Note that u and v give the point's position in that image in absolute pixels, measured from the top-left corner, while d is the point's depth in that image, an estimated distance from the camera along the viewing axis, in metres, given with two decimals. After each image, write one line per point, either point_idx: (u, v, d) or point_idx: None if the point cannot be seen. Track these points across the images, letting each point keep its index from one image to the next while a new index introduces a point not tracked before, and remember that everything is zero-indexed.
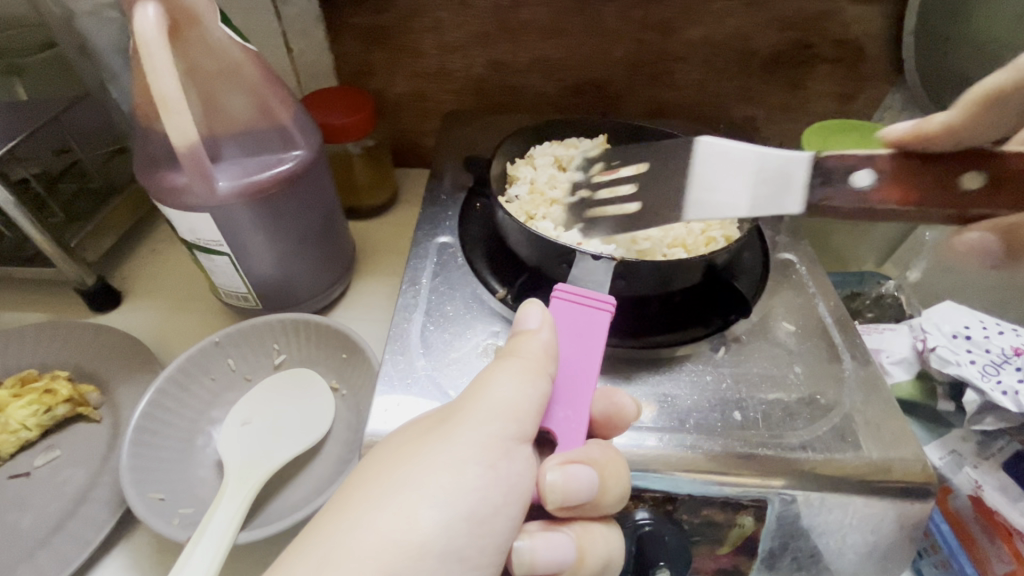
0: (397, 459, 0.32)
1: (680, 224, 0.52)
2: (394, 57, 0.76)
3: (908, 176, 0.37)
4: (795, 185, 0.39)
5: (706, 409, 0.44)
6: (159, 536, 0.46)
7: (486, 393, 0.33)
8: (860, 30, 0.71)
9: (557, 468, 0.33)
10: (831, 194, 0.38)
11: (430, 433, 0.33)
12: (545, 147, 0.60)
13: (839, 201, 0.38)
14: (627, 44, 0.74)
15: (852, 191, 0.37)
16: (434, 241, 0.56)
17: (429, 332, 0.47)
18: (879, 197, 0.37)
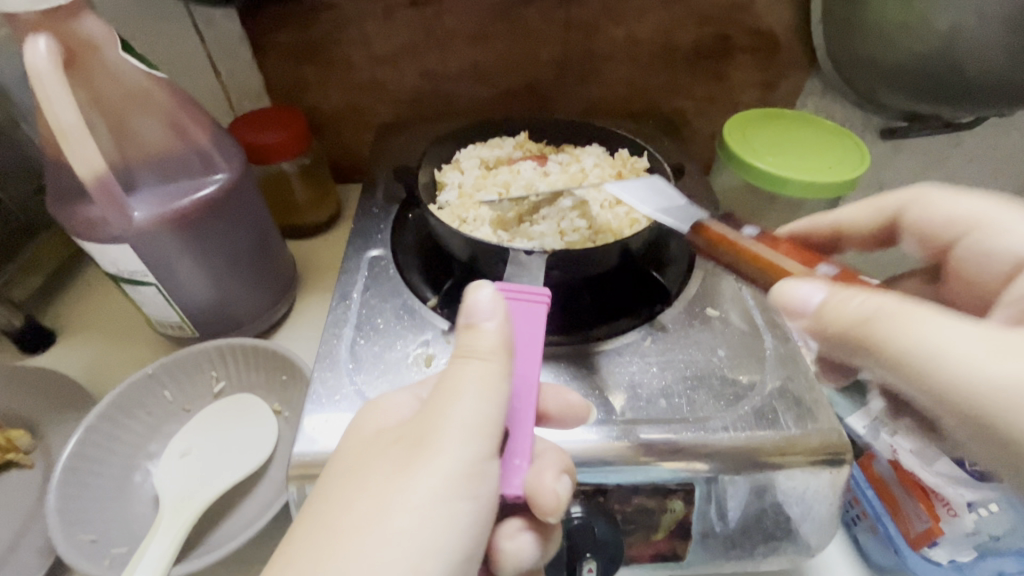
0: (372, 506, 0.31)
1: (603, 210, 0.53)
2: (324, 72, 0.76)
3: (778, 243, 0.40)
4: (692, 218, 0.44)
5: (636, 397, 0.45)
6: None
7: (453, 410, 0.33)
8: (772, 20, 0.74)
9: (557, 480, 0.35)
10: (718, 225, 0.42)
11: (397, 462, 0.32)
12: (469, 151, 0.59)
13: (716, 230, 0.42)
14: (553, 47, 0.75)
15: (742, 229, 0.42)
16: (366, 255, 0.56)
17: (359, 346, 0.47)
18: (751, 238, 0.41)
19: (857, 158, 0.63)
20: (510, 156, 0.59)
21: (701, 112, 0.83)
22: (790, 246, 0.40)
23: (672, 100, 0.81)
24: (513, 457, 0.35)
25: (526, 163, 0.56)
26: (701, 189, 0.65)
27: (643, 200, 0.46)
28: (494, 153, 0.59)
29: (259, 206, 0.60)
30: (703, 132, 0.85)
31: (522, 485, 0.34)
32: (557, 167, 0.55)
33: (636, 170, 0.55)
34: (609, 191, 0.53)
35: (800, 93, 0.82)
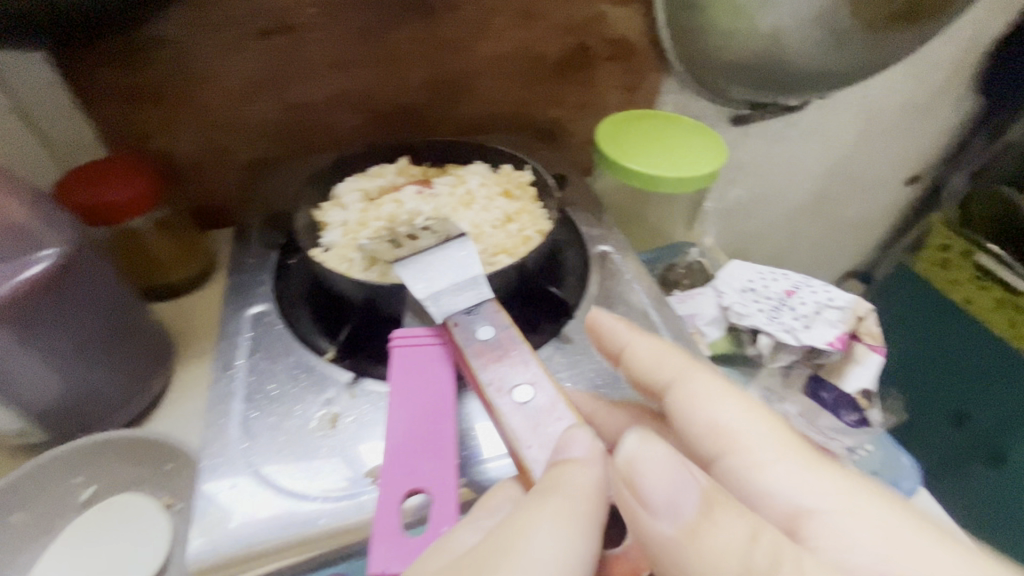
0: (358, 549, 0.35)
1: (493, 230, 0.51)
2: (170, 113, 0.68)
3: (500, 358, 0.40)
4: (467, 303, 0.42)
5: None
6: None
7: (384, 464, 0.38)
8: (625, 28, 0.78)
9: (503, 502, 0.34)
10: (462, 322, 0.42)
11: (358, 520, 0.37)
12: (348, 184, 0.55)
13: (460, 328, 0.41)
14: (421, 67, 0.74)
15: (472, 335, 0.41)
16: (247, 313, 0.51)
17: (253, 420, 0.43)
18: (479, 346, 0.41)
19: (715, 150, 0.69)
20: (393, 184, 0.56)
21: (575, 117, 0.86)
22: (494, 358, 0.40)
23: (545, 108, 0.83)
24: (436, 523, 0.35)
25: (410, 189, 0.54)
26: (587, 195, 0.67)
27: (435, 279, 0.44)
28: (377, 182, 0.56)
29: (108, 276, 0.52)
30: (580, 136, 0.88)
31: None
32: (442, 190, 0.53)
33: (521, 185, 0.54)
34: (497, 211, 0.52)
35: (660, 91, 0.88)
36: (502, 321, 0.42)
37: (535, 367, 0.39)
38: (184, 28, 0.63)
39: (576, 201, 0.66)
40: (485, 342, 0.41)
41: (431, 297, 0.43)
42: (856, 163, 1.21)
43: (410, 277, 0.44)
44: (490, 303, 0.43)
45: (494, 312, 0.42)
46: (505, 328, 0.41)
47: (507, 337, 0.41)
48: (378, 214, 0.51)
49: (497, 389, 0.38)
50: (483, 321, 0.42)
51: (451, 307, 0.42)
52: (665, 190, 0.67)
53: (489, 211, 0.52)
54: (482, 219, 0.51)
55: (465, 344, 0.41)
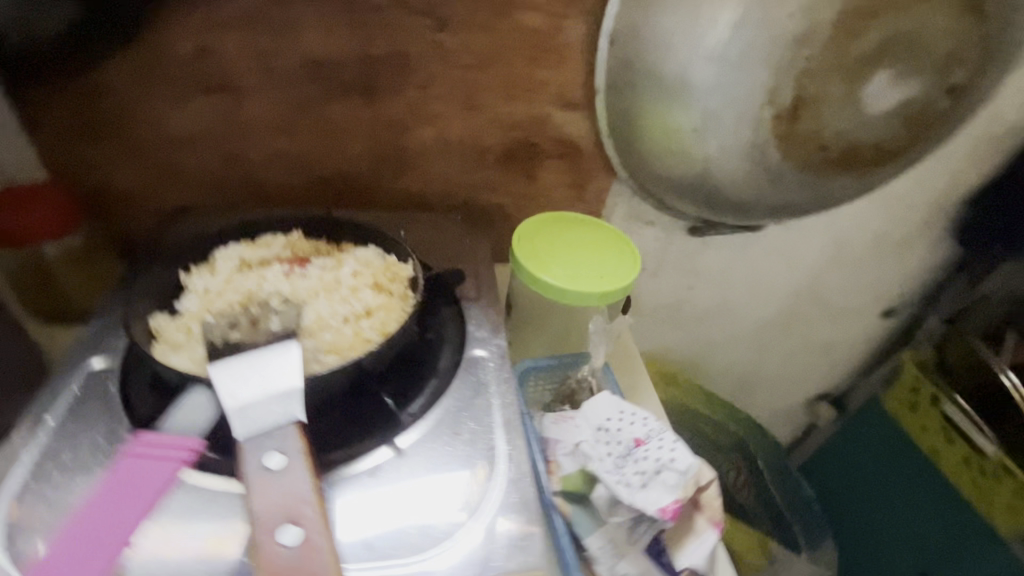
0: None
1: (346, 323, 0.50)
2: (109, 149, 0.70)
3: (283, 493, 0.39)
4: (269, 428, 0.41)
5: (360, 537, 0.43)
6: None
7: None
8: (572, 131, 0.79)
9: None
10: (254, 445, 0.40)
11: None
12: (228, 250, 0.55)
13: (251, 451, 0.40)
14: (362, 140, 0.76)
15: (262, 460, 0.40)
16: (88, 366, 0.50)
17: (32, 490, 0.42)
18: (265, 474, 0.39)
19: (630, 265, 0.68)
20: (274, 257, 0.56)
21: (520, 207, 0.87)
22: (276, 495, 0.39)
23: (489, 194, 0.84)
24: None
25: (282, 268, 0.53)
26: (490, 292, 0.67)
27: (251, 389, 0.42)
28: (261, 253, 0.56)
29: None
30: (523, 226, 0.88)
31: None
32: (311, 274, 0.53)
33: (394, 279, 0.54)
34: (358, 303, 0.51)
35: (608, 194, 0.88)
36: (296, 448, 0.41)
37: (314, 507, 0.38)
38: (132, 78, 0.66)
39: (475, 297, 0.65)
40: (271, 472, 0.39)
41: (234, 408, 0.41)
42: (826, 288, 1.18)
43: (222, 379, 0.42)
44: (292, 425, 0.41)
45: (293, 436, 0.41)
46: (298, 457, 0.40)
47: (295, 469, 0.40)
48: (236, 287, 0.51)
49: (265, 529, 0.37)
50: (279, 447, 0.40)
51: (252, 426, 0.41)
52: (568, 301, 0.65)
53: (348, 302, 0.51)
54: (338, 310, 0.50)
55: (249, 473, 0.39)
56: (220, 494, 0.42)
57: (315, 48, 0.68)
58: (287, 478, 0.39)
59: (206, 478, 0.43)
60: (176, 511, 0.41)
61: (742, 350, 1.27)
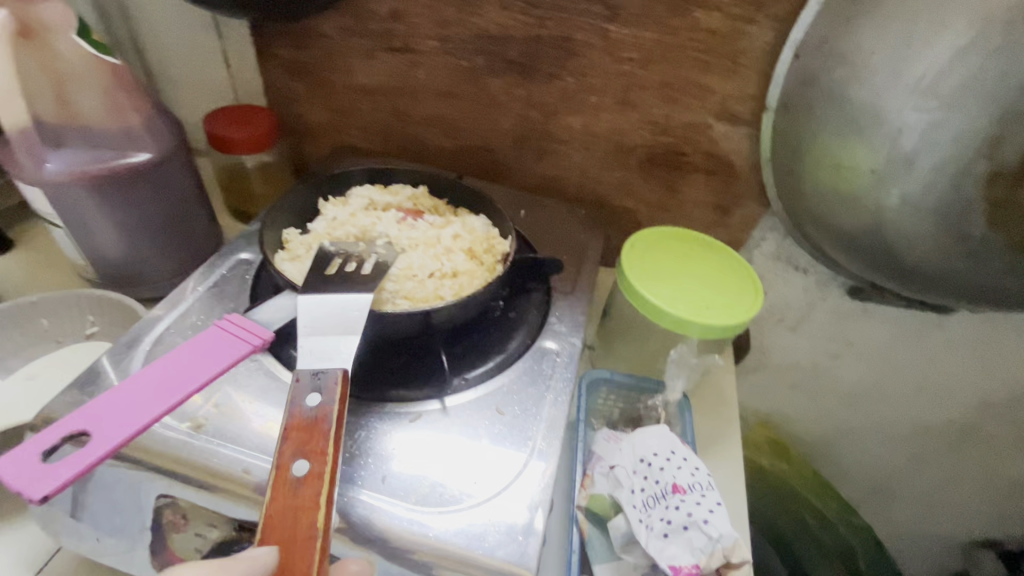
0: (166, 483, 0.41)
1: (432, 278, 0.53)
2: (312, 89, 0.84)
3: (310, 430, 0.40)
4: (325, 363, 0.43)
5: (383, 468, 0.46)
6: None
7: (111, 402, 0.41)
8: (729, 148, 0.72)
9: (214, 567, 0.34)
10: (303, 378, 0.43)
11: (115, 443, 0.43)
12: (363, 190, 0.62)
13: (298, 384, 0.42)
14: (512, 118, 0.79)
15: (305, 393, 0.42)
16: (237, 255, 0.61)
17: (169, 334, 0.52)
18: (301, 409, 0.41)
19: (746, 305, 0.61)
20: (397, 205, 0.62)
21: (652, 216, 0.83)
22: (302, 431, 0.40)
23: (621, 196, 0.82)
24: (64, 465, 0.36)
25: (397, 216, 0.58)
26: (586, 290, 0.65)
27: (325, 324, 0.46)
28: (389, 199, 0.62)
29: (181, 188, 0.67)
30: None
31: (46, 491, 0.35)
32: (418, 228, 0.57)
33: (490, 251, 0.55)
34: (449, 264, 0.54)
35: (755, 225, 0.79)
36: (333, 394, 0.42)
37: (328, 452, 0.39)
38: (341, 31, 0.77)
39: (567, 291, 0.64)
40: (306, 408, 0.41)
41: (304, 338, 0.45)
42: None
43: (308, 309, 0.47)
44: (338, 372, 0.43)
45: (336, 381, 0.43)
46: (334, 403, 0.42)
47: (325, 413, 0.41)
48: (356, 224, 0.57)
49: (285, 454, 0.39)
50: (323, 386, 0.42)
51: (310, 358, 0.44)
52: (661, 323, 0.60)
53: (440, 261, 0.54)
54: (429, 265, 0.53)
55: (290, 403, 0.42)
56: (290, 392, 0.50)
57: (490, 23, 0.71)
58: (319, 418, 0.41)
59: (286, 376, 0.51)
60: (254, 391, 0.50)
61: (884, 448, 1.06)
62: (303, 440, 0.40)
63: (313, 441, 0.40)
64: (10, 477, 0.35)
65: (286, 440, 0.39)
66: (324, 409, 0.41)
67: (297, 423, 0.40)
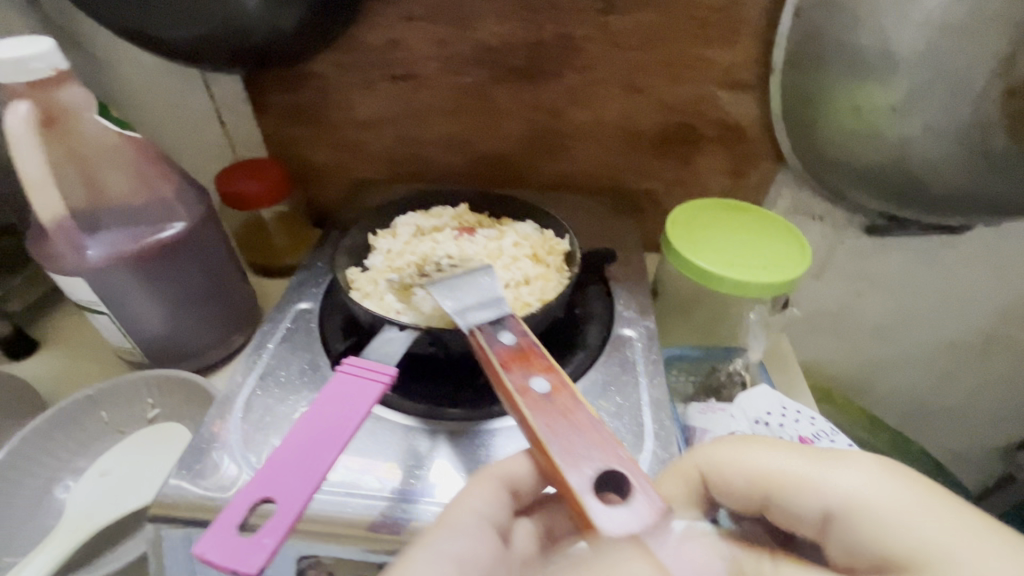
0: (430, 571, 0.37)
1: (507, 287, 0.53)
2: (313, 131, 0.83)
3: (522, 355, 0.44)
4: (489, 311, 0.47)
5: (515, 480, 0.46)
6: None
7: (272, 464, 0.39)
8: (737, 114, 0.75)
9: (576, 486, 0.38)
10: (482, 328, 0.46)
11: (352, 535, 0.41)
12: (408, 217, 0.62)
13: (483, 330, 0.45)
14: (521, 123, 0.80)
15: (494, 333, 0.45)
16: (295, 306, 0.60)
17: (256, 396, 0.51)
18: (503, 345, 0.45)
19: (797, 255, 0.63)
20: (443, 226, 0.62)
21: (671, 194, 0.84)
22: (518, 359, 0.43)
23: (639, 180, 0.83)
24: (264, 534, 0.34)
25: (453, 235, 0.59)
26: (640, 274, 0.66)
27: (465, 297, 0.48)
28: (436, 222, 0.62)
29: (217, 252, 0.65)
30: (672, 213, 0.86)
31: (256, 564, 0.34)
32: (478, 241, 0.57)
33: (551, 251, 0.56)
34: (518, 270, 0.54)
35: (770, 183, 0.82)
36: (516, 326, 0.46)
37: (552, 366, 0.43)
38: (337, 67, 0.77)
39: (623, 278, 0.65)
40: (507, 343, 0.45)
41: (459, 313, 0.47)
42: None
43: (442, 295, 0.48)
44: (511, 316, 0.47)
45: (512, 321, 0.47)
46: (524, 335, 0.46)
47: (526, 342, 0.45)
48: (415, 251, 0.58)
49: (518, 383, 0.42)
50: (505, 324, 0.46)
51: (473, 316, 0.46)
52: (722, 290, 0.62)
53: (508, 265, 0.55)
54: (499, 273, 0.54)
55: (486, 343, 0.45)
56: (395, 429, 0.50)
57: (489, 35, 0.73)
58: (522, 345, 0.45)
59: (386, 415, 0.50)
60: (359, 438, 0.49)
61: (918, 374, 1.10)
62: (523, 364, 0.43)
63: (532, 361, 0.43)
64: (217, 557, 0.34)
65: (511, 373, 0.42)
66: (523, 337, 0.45)
67: (508, 358, 0.44)
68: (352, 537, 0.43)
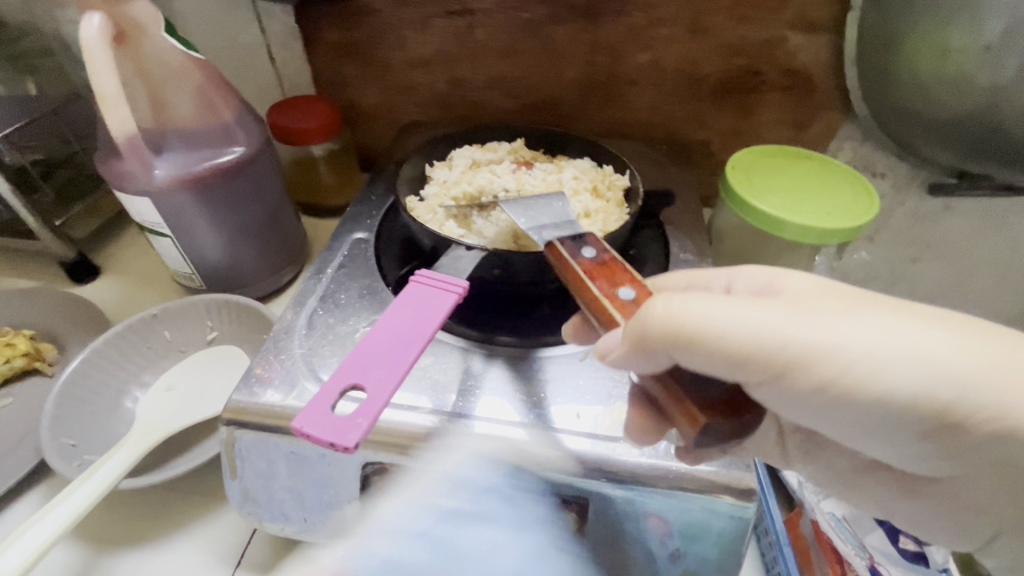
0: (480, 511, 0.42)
1: None
2: (364, 69, 0.82)
3: (603, 267, 0.43)
4: (566, 230, 0.46)
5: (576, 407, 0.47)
6: (63, 478, 0.52)
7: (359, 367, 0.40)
8: (806, 58, 0.71)
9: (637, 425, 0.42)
10: (567, 241, 0.44)
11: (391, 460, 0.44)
12: (464, 150, 0.62)
13: (566, 244, 0.44)
14: (576, 66, 0.78)
15: (576, 247, 0.44)
16: (351, 236, 0.60)
17: (318, 316, 0.52)
18: (585, 257, 0.43)
19: (865, 204, 0.60)
20: (500, 160, 0.61)
21: (727, 144, 0.81)
22: (603, 270, 0.42)
23: (695, 129, 0.80)
24: (357, 414, 0.36)
25: (511, 166, 0.58)
26: (696, 220, 0.64)
27: (539, 216, 0.48)
28: (491, 154, 0.62)
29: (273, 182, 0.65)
30: (725, 165, 0.83)
31: (354, 440, 0.35)
32: (538, 173, 0.57)
33: (612, 186, 0.55)
34: (579, 203, 0.53)
35: (834, 136, 0.78)
36: (600, 243, 0.45)
37: (640, 278, 0.41)
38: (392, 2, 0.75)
39: (679, 223, 0.64)
40: (591, 258, 0.43)
41: (533, 231, 0.46)
42: None
43: (517, 213, 0.48)
44: (593, 234, 0.46)
45: (595, 240, 0.45)
46: (607, 251, 0.44)
47: (611, 257, 0.44)
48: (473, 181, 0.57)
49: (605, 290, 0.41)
50: (592, 237, 0.45)
51: (551, 233, 0.46)
52: (784, 237, 0.60)
53: (573, 198, 0.54)
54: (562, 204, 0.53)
55: (569, 253, 0.44)
56: (453, 354, 0.51)
57: None
58: (608, 259, 0.43)
59: (445, 340, 0.52)
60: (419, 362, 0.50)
61: None
62: (607, 277, 0.42)
63: (614, 274, 0.42)
64: (315, 431, 0.35)
65: (592, 284, 0.41)
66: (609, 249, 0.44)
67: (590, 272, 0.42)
68: (417, 449, 0.44)
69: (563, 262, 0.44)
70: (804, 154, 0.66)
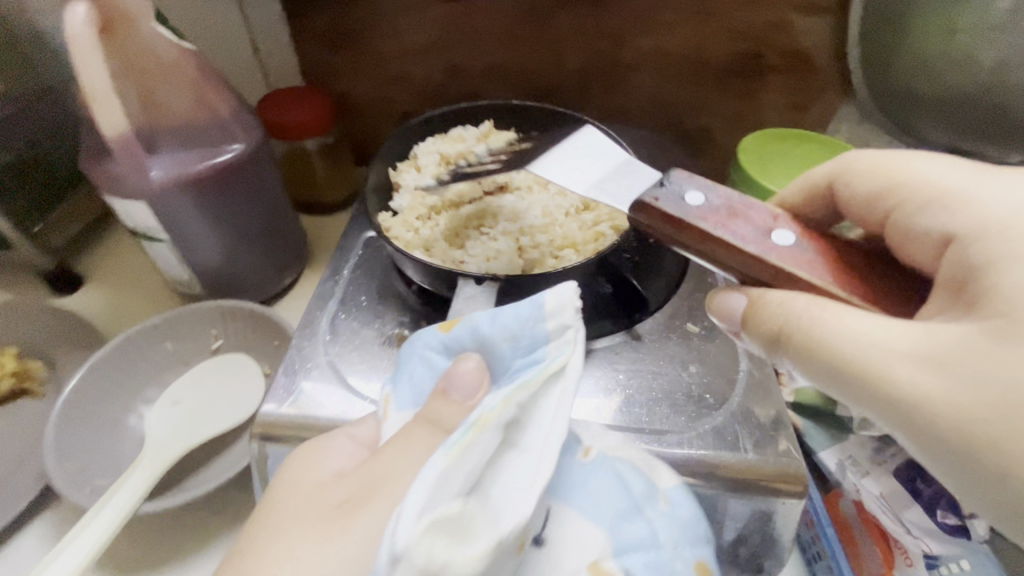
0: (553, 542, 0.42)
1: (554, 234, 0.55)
2: (356, 58, 0.78)
3: (728, 213, 0.37)
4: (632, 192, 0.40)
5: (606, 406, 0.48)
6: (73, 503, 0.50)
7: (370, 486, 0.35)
8: (809, 40, 0.71)
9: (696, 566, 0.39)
10: (659, 197, 0.38)
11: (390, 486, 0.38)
12: (430, 148, 0.62)
13: (665, 203, 0.38)
14: (578, 51, 0.76)
15: (678, 200, 0.38)
16: (364, 235, 0.58)
17: (340, 321, 0.50)
18: (699, 211, 0.37)
19: None
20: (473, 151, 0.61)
21: (728, 128, 0.81)
22: (729, 216, 0.37)
23: (697, 114, 0.80)
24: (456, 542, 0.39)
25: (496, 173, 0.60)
26: None
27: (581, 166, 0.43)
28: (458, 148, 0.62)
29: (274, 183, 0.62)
30: (726, 149, 0.83)
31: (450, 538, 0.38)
32: (479, 149, 0.60)
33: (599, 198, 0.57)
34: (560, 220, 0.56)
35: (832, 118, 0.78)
36: (699, 184, 0.39)
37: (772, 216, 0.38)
38: None
39: None
40: (700, 206, 0.38)
41: (593, 190, 0.41)
42: None
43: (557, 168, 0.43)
44: (677, 171, 0.40)
45: (683, 178, 0.39)
46: (710, 189, 0.39)
47: (720, 196, 0.38)
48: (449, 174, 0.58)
49: (747, 242, 0.36)
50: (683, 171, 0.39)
51: (613, 186, 0.41)
52: None
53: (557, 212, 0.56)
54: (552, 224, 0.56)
55: (678, 208, 0.37)
56: None
57: None
58: (725, 199, 0.38)
59: None
60: None
61: None
62: (735, 220, 0.37)
63: (747, 216, 0.38)
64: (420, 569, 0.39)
65: (734, 244, 0.36)
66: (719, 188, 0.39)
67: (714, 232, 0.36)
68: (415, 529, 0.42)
69: (675, 227, 0.37)
70: (810, 138, 0.67)
